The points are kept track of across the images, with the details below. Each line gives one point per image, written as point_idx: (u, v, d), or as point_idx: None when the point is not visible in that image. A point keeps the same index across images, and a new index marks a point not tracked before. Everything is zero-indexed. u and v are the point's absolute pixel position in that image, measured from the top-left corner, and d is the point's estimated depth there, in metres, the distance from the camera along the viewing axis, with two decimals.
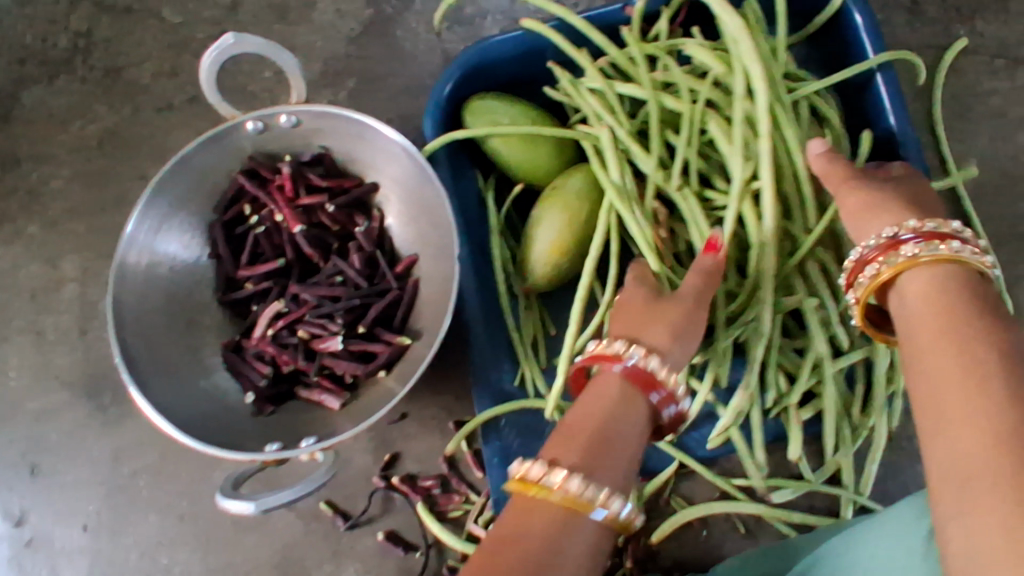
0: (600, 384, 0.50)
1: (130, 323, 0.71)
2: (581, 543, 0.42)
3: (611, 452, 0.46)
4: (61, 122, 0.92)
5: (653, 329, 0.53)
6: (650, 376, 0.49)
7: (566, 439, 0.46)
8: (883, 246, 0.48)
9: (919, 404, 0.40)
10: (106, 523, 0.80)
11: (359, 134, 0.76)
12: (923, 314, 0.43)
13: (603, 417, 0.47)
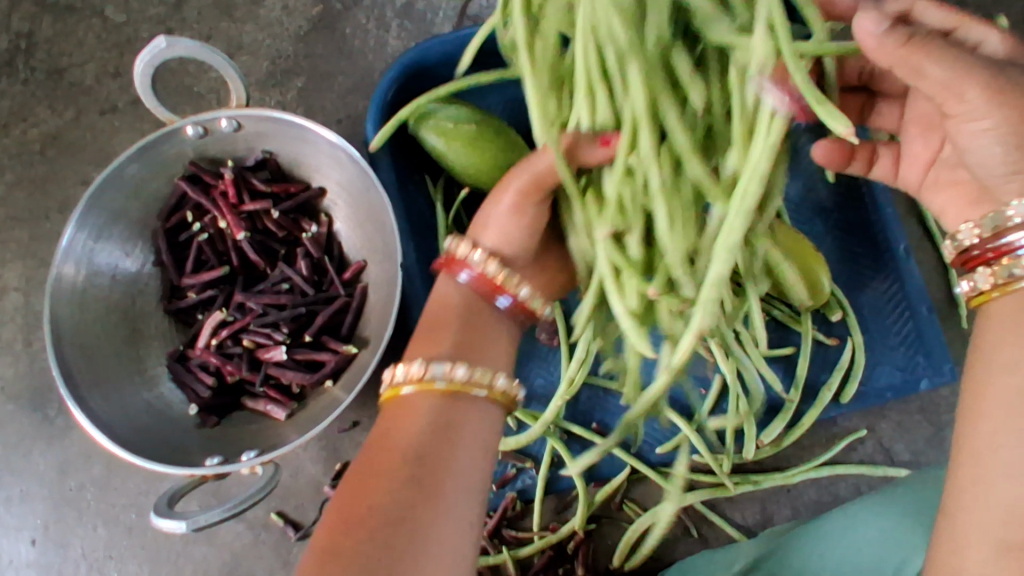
0: (448, 286, 0.53)
1: (69, 336, 0.69)
2: (469, 418, 0.47)
3: (474, 341, 0.51)
4: (2, 125, 0.89)
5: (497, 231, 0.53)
6: (500, 279, 0.51)
7: (424, 347, 0.50)
8: (1023, 229, 0.41)
9: (985, 411, 0.39)
10: (54, 537, 0.79)
11: (301, 137, 0.74)
12: (1018, 324, 0.40)
13: (454, 315, 0.51)
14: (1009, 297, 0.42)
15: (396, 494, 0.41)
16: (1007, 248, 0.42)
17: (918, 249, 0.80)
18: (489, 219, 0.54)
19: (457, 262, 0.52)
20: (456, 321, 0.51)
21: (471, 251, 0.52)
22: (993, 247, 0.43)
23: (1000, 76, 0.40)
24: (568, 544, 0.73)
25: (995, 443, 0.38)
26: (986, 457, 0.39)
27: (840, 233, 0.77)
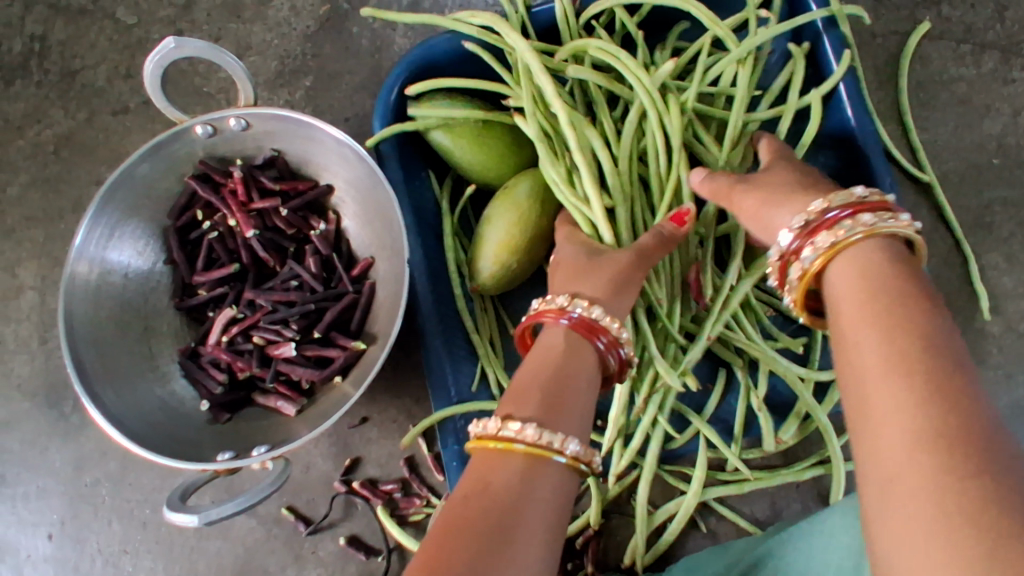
0: (545, 339, 0.52)
1: (83, 334, 0.70)
2: (546, 485, 0.44)
3: (565, 398, 0.48)
4: (17, 127, 0.90)
5: (589, 281, 0.55)
6: (596, 324, 0.51)
7: (521, 391, 0.48)
8: (811, 228, 0.45)
9: (846, 399, 0.38)
10: (70, 532, 0.80)
11: (309, 136, 0.74)
12: (848, 293, 0.41)
13: (553, 367, 0.49)
14: (830, 285, 0.43)
15: (468, 555, 0.37)
16: (798, 249, 0.46)
17: (928, 242, 0.79)
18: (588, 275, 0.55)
19: (555, 311, 0.52)
20: (556, 370, 0.49)
21: (572, 302, 0.52)
22: (789, 258, 0.47)
23: (770, 187, 0.52)
24: (577, 539, 0.73)
25: (876, 408, 0.35)
26: (864, 431, 0.36)
27: None
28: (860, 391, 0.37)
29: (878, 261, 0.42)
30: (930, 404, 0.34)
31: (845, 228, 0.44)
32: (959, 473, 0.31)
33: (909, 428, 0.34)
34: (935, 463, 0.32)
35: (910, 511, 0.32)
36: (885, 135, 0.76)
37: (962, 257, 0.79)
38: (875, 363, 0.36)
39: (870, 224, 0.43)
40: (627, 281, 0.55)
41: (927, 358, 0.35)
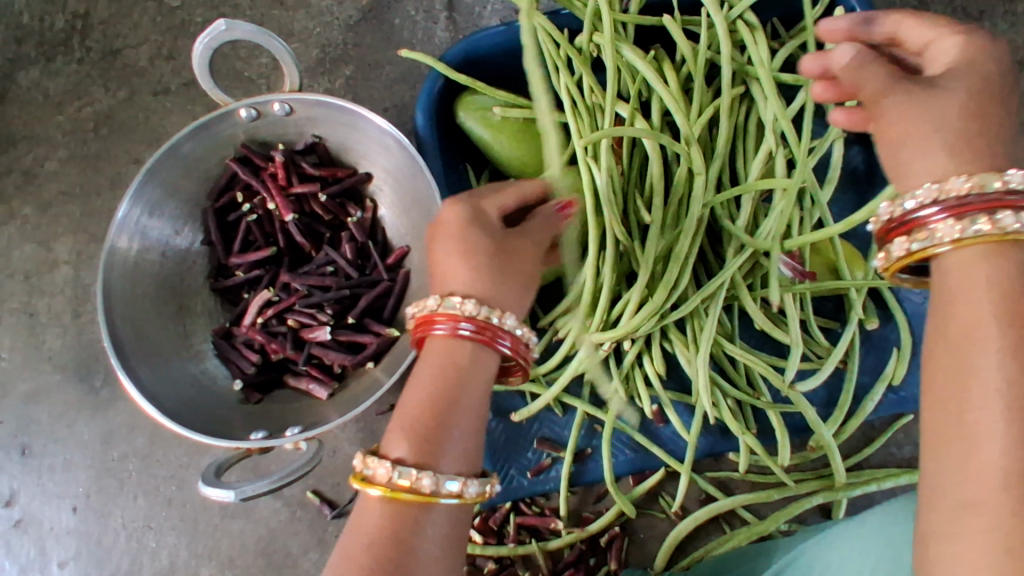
0: (435, 351, 0.46)
1: (119, 307, 0.71)
2: (433, 529, 0.41)
3: (455, 426, 0.43)
4: (58, 103, 0.91)
5: (489, 286, 0.48)
6: (492, 327, 0.46)
7: (406, 419, 0.43)
8: (946, 204, 0.37)
9: (941, 392, 0.34)
10: (95, 505, 0.81)
11: (351, 123, 0.75)
12: (977, 287, 0.35)
13: (441, 384, 0.44)
14: (947, 267, 0.37)
15: None
16: (930, 221, 0.38)
17: None
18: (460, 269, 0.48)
19: (438, 317, 0.47)
20: (441, 391, 0.44)
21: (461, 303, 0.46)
22: (908, 224, 0.40)
23: (917, 107, 0.39)
24: (602, 537, 0.73)
25: (972, 431, 0.33)
26: (952, 442, 0.33)
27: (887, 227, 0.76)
28: (956, 401, 0.33)
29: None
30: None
31: (979, 231, 0.36)
32: None
33: (997, 462, 0.31)
34: (1014, 504, 0.31)
35: (977, 543, 0.31)
36: None
37: None
38: (997, 383, 0.32)
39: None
40: (513, 267, 0.49)
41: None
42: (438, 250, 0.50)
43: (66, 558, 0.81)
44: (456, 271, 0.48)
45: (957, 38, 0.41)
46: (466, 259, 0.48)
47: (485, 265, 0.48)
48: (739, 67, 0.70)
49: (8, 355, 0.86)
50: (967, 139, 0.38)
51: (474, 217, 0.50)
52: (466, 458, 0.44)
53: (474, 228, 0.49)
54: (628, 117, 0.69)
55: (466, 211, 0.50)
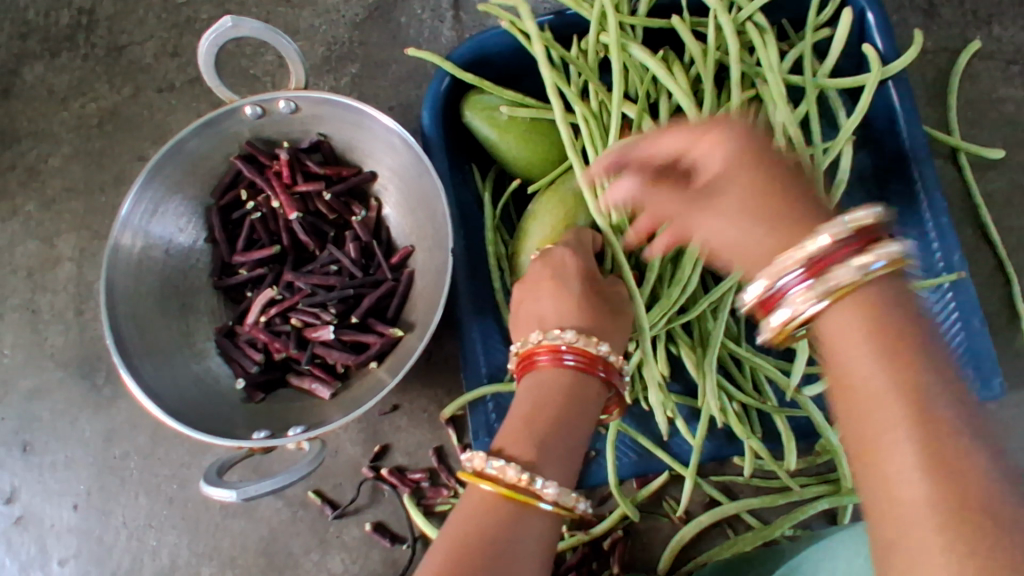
0: (545, 373, 0.53)
1: (122, 304, 0.70)
2: (534, 534, 0.43)
3: (558, 438, 0.49)
4: (62, 99, 0.91)
5: (598, 321, 0.58)
6: (608, 365, 0.53)
7: (517, 429, 0.49)
8: (806, 264, 0.37)
9: (853, 448, 0.33)
10: (96, 503, 0.80)
11: (357, 122, 0.75)
12: (844, 330, 0.34)
13: (562, 404, 0.50)
14: (820, 326, 0.36)
15: None
16: (788, 290, 0.38)
17: (972, 256, 0.79)
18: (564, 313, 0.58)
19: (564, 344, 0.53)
20: (559, 410, 0.50)
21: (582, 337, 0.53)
22: (771, 301, 0.39)
23: (696, 206, 0.43)
24: (605, 540, 0.72)
25: (887, 479, 0.30)
26: (877, 504, 0.31)
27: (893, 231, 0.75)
28: (862, 442, 0.32)
29: (883, 301, 0.34)
30: (945, 480, 0.29)
31: (843, 279, 0.35)
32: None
33: (924, 507, 0.29)
34: (956, 552, 0.28)
35: None
36: (940, 135, 0.75)
37: (1004, 277, 0.78)
38: (896, 423, 0.31)
39: (885, 263, 0.35)
40: (604, 317, 0.59)
41: (953, 425, 0.30)
42: (546, 280, 0.61)
43: (67, 556, 0.80)
44: (565, 309, 0.58)
45: (720, 132, 0.41)
46: (578, 293, 0.59)
47: (592, 306, 0.59)
48: (748, 69, 0.70)
49: (10, 351, 0.85)
50: (756, 209, 0.40)
51: (581, 268, 0.61)
52: (565, 478, 0.48)
53: (574, 272, 0.61)
54: (635, 118, 0.69)
55: (577, 260, 0.62)
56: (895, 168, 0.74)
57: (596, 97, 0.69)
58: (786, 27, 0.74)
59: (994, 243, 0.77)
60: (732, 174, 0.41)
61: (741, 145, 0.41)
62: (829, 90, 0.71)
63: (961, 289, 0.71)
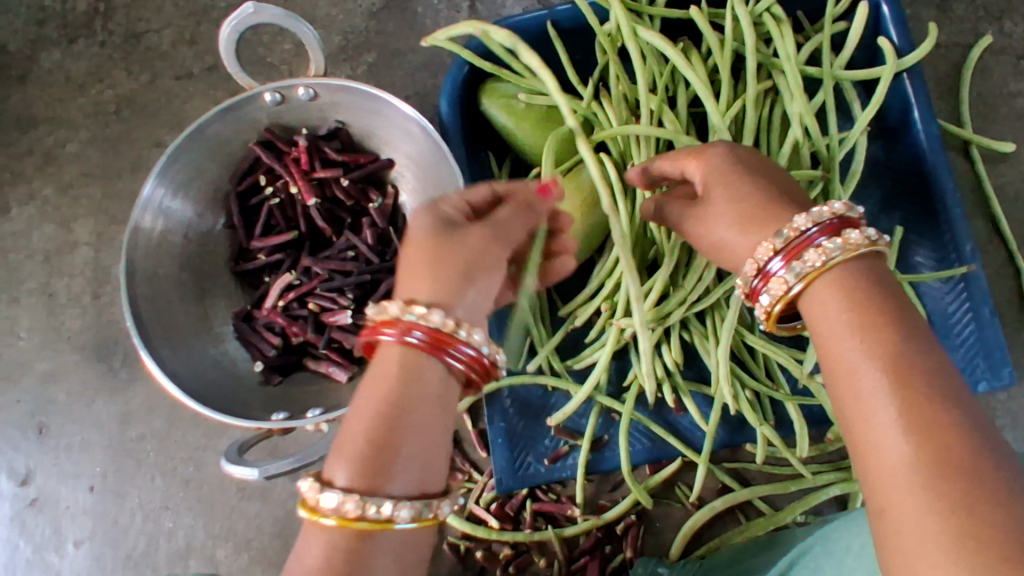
0: (383, 360, 0.43)
1: (142, 287, 0.71)
2: (383, 557, 0.39)
3: (400, 443, 0.40)
4: (79, 86, 0.92)
5: (444, 279, 0.45)
6: (448, 333, 0.43)
7: (348, 443, 0.40)
8: (788, 248, 0.45)
9: (842, 403, 0.38)
10: (112, 485, 0.81)
11: (374, 109, 0.75)
12: (832, 316, 0.41)
13: (385, 404, 0.41)
14: (811, 304, 0.43)
15: None
16: (776, 269, 0.45)
17: (984, 249, 0.80)
18: (415, 277, 0.46)
19: (391, 324, 0.44)
20: (382, 416, 0.40)
21: (407, 309, 0.44)
22: (764, 277, 0.46)
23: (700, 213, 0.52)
24: (618, 525, 0.73)
25: (872, 424, 0.36)
26: (863, 445, 0.36)
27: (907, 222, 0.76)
28: (854, 414, 0.37)
29: (854, 282, 0.42)
30: (921, 430, 0.34)
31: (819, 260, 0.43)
32: (971, 499, 0.31)
33: (901, 444, 0.34)
34: (927, 479, 0.33)
35: (916, 526, 0.32)
36: (952, 128, 0.76)
37: (1014, 270, 0.79)
38: (876, 377, 0.37)
39: (857, 244, 0.43)
40: (463, 269, 0.46)
41: (928, 385, 0.35)
42: (408, 247, 0.48)
43: (82, 538, 0.81)
44: (415, 273, 0.46)
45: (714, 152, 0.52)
46: (427, 241, 0.47)
47: (439, 259, 0.46)
48: (764, 59, 0.71)
49: (27, 335, 0.86)
50: (744, 216, 0.48)
51: (438, 215, 0.50)
52: (419, 478, 0.41)
53: (432, 231, 0.48)
54: (654, 108, 0.69)
55: (428, 212, 0.50)
56: (909, 160, 0.75)
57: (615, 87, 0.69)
58: (803, 19, 0.75)
59: (1004, 235, 0.78)
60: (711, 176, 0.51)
61: (719, 164, 0.51)
62: (845, 81, 0.72)
63: (973, 279, 0.72)
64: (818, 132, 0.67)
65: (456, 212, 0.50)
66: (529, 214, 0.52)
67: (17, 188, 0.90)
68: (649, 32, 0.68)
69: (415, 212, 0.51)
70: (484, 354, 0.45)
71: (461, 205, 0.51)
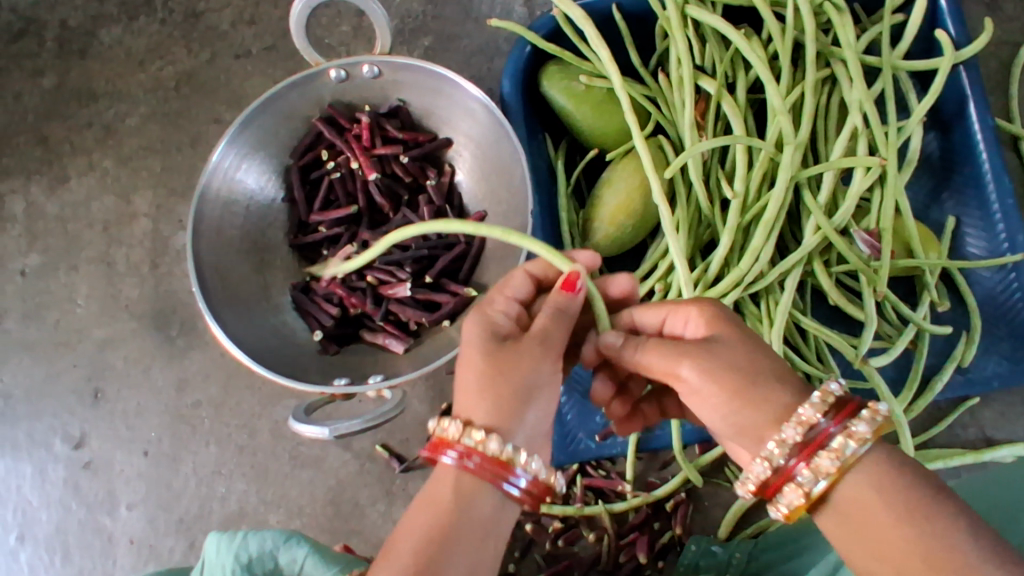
0: (444, 479, 0.44)
1: (208, 255, 0.73)
2: None
3: (442, 568, 0.41)
4: (140, 61, 0.93)
5: (500, 405, 0.45)
6: (504, 461, 0.43)
7: (397, 555, 0.41)
8: (802, 443, 0.42)
9: (847, 525, 0.41)
10: (167, 450, 0.83)
11: (437, 89, 0.76)
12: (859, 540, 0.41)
13: (438, 526, 0.42)
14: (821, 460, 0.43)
15: None
16: (795, 466, 0.42)
17: None
18: (467, 394, 0.45)
19: (452, 445, 0.44)
20: (431, 539, 0.41)
21: (468, 433, 0.44)
22: (782, 474, 0.43)
23: (700, 392, 0.44)
24: (667, 501, 0.74)
25: (883, 543, 0.39)
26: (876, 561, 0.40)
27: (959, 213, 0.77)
28: None
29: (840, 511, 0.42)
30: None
31: (846, 453, 0.41)
32: None
33: (908, 553, 0.38)
34: None
35: None
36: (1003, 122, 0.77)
37: None
38: (881, 499, 0.40)
39: (867, 438, 0.41)
40: (506, 385, 0.45)
41: (919, 497, 0.39)
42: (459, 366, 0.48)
43: (135, 502, 0.83)
44: (474, 394, 0.45)
45: (691, 307, 0.49)
46: (480, 359, 0.46)
47: (493, 381, 0.45)
48: (824, 47, 0.72)
49: (86, 302, 0.88)
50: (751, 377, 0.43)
51: (490, 326, 0.48)
52: None
53: (476, 341, 0.47)
54: (714, 93, 0.71)
55: (475, 321, 0.48)
56: (963, 152, 0.76)
57: (676, 70, 0.71)
58: (860, 11, 0.76)
59: None
60: (716, 333, 0.46)
61: (711, 319, 0.47)
62: (902, 71, 0.73)
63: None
64: (877, 119, 0.68)
65: (506, 320, 0.49)
66: (564, 317, 0.48)
67: (77, 160, 0.92)
68: (709, 17, 0.70)
69: (467, 316, 0.49)
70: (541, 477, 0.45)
71: (512, 309, 0.50)
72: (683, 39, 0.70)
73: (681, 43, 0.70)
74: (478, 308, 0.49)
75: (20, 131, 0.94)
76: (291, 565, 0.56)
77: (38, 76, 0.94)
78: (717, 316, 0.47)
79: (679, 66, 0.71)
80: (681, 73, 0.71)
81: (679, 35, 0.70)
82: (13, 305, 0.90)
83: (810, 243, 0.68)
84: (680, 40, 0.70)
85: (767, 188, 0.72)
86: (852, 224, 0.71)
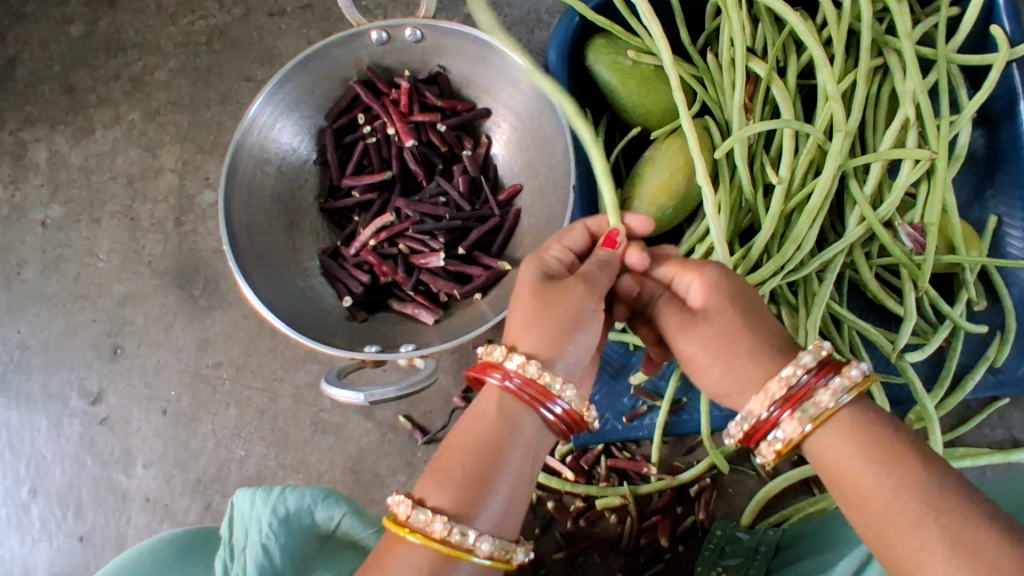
0: (483, 402, 0.44)
1: (238, 212, 0.71)
2: None
3: (488, 481, 0.41)
4: (171, 14, 0.91)
5: (540, 332, 0.45)
6: (544, 386, 0.43)
7: (442, 468, 0.41)
8: (788, 395, 0.43)
9: (850, 494, 0.40)
10: (186, 410, 0.82)
11: (480, 57, 0.75)
12: (847, 460, 0.40)
13: (485, 439, 0.42)
14: (816, 441, 0.43)
15: None
16: (778, 418, 0.44)
17: None
18: (520, 328, 0.46)
19: (495, 368, 0.44)
20: (482, 450, 0.41)
21: (508, 356, 0.44)
22: (763, 425, 0.45)
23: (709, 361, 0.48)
24: (691, 487, 0.74)
25: (866, 494, 0.39)
26: (869, 521, 0.39)
27: (1001, 213, 0.77)
28: (880, 532, 0.38)
29: (866, 420, 0.41)
30: (974, 562, 0.35)
31: (827, 403, 0.42)
32: (965, 529, 0.35)
33: (885, 495, 0.38)
34: (924, 514, 0.36)
35: (931, 554, 0.36)
36: None
37: None
38: (874, 465, 0.39)
39: (847, 393, 0.42)
40: (554, 315, 0.46)
41: (893, 444, 0.40)
42: (518, 302, 0.48)
43: (151, 460, 0.82)
44: (519, 324, 0.46)
45: (695, 276, 0.50)
46: (532, 295, 0.47)
47: (543, 316, 0.46)
48: (879, 37, 0.71)
49: (107, 256, 0.87)
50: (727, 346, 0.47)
51: (541, 267, 0.50)
52: (500, 517, 0.41)
53: (534, 281, 0.48)
54: (764, 76, 0.69)
55: (535, 263, 0.50)
56: (1010, 151, 0.75)
57: (728, 51, 0.69)
58: (914, 2, 0.75)
59: None
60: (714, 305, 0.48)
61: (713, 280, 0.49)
62: (955, 65, 0.71)
63: None
64: (931, 111, 0.66)
65: (558, 264, 0.51)
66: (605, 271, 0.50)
67: (103, 111, 0.90)
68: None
69: (525, 259, 0.52)
70: (578, 408, 0.45)
71: (565, 259, 0.52)
72: (737, 17, 0.68)
73: (734, 22, 0.68)
74: (537, 251, 0.52)
75: (44, 80, 0.92)
76: (327, 521, 0.59)
77: (66, 24, 0.92)
78: (717, 284, 0.49)
79: (731, 45, 0.69)
80: (732, 53, 0.69)
81: (733, 13, 0.67)
82: (32, 256, 0.88)
83: (852, 234, 0.67)
84: (733, 19, 0.68)
85: (812, 176, 0.70)
86: (897, 218, 0.70)
